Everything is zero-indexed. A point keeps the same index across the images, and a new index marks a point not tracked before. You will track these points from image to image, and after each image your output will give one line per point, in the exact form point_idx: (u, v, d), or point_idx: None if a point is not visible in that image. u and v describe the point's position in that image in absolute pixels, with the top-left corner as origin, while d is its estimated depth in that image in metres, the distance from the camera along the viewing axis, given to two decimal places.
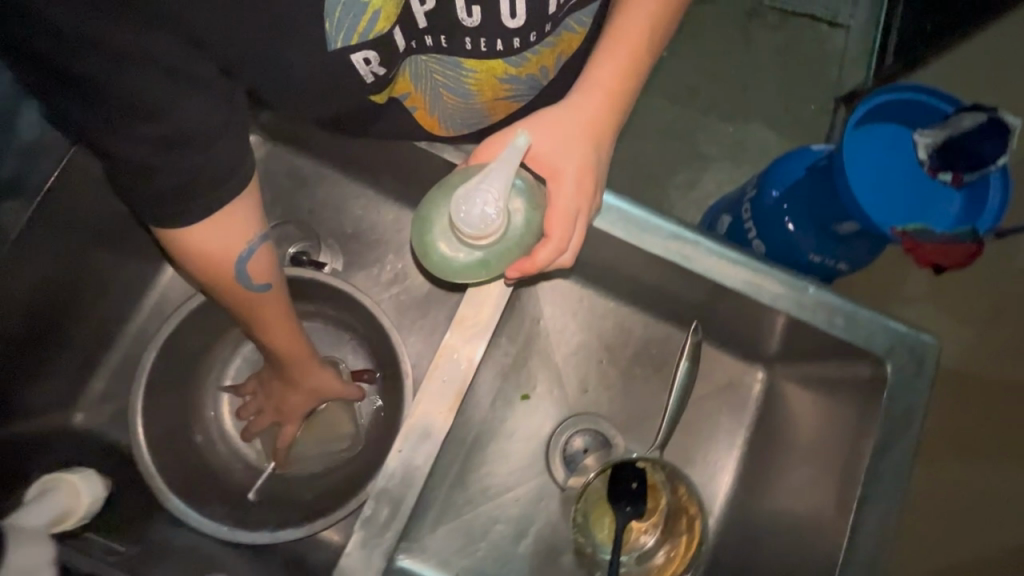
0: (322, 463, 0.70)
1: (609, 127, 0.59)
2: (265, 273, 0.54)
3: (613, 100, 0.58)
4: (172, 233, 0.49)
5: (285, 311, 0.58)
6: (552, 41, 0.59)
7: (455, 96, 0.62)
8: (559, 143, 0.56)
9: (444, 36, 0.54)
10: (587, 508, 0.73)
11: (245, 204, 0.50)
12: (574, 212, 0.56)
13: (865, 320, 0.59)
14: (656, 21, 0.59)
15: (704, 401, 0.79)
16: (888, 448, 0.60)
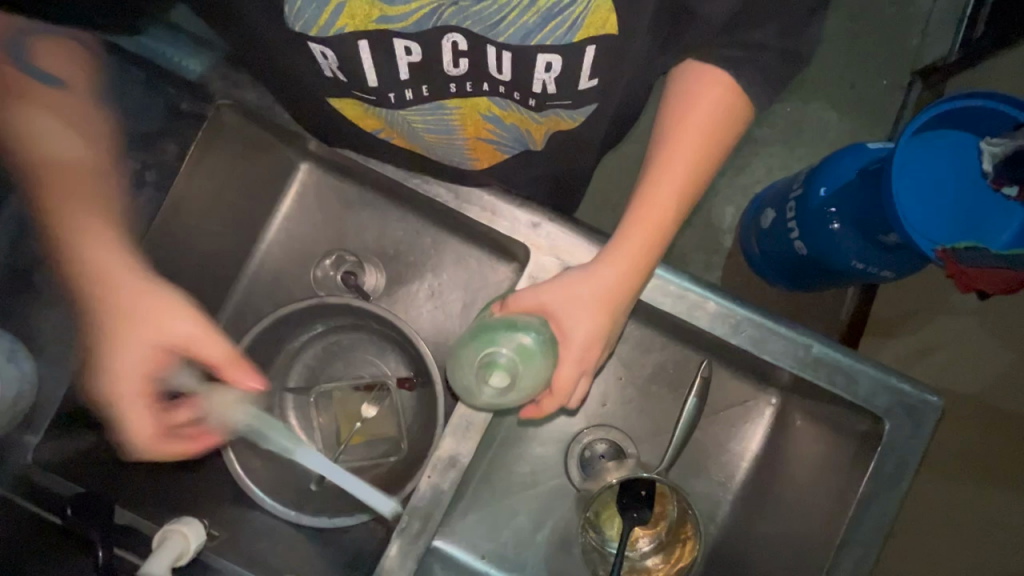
0: (370, 459, 0.83)
1: (632, 286, 0.64)
2: (75, 115, 0.63)
3: (644, 262, 0.64)
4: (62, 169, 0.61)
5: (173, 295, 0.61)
6: (535, 112, 0.67)
7: (435, 131, 0.70)
8: (579, 312, 0.64)
9: (427, 83, 0.62)
10: (598, 509, 0.81)
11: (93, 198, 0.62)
12: (579, 375, 0.66)
13: (864, 381, 0.65)
14: (700, 172, 0.64)
15: (717, 421, 0.84)
16: (879, 495, 0.65)
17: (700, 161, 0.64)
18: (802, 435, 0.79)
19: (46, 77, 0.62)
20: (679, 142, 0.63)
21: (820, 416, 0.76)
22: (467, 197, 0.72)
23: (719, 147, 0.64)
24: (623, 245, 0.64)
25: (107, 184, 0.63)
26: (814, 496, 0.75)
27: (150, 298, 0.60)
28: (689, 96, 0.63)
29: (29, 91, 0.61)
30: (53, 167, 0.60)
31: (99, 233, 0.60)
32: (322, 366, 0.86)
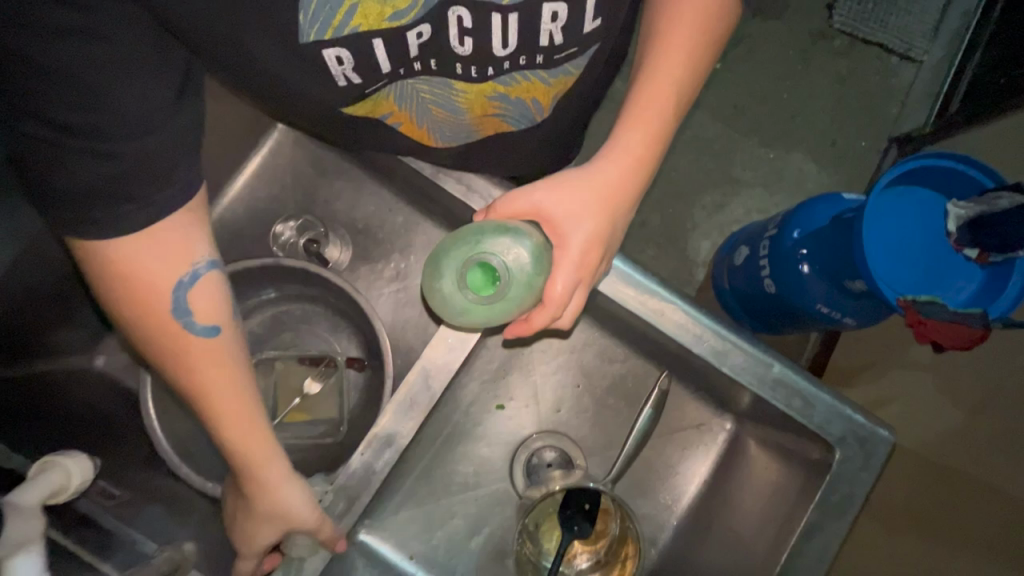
0: (302, 442, 0.77)
1: (630, 186, 0.64)
2: (210, 313, 0.55)
3: (642, 160, 0.63)
4: (99, 244, 0.50)
5: (234, 365, 0.56)
6: (545, 72, 0.62)
7: (444, 111, 0.66)
8: (575, 212, 0.61)
9: (436, 60, 0.58)
10: (538, 519, 0.77)
11: (172, 231, 0.52)
12: (574, 282, 0.62)
13: (820, 407, 0.64)
14: (693, 65, 0.63)
15: (670, 440, 0.82)
16: (823, 527, 0.64)
17: (694, 50, 0.62)
18: (754, 463, 0.77)
19: (205, 329, 0.54)
20: (671, 33, 0.62)
21: (773, 443, 0.74)
22: (446, 174, 0.71)
23: (711, 36, 0.63)
24: (621, 143, 0.63)
25: (245, 362, 0.58)
26: (759, 526, 0.73)
27: (262, 456, 0.57)
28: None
29: (162, 239, 0.52)
30: (206, 364, 0.54)
31: (250, 421, 0.57)
32: (269, 334, 0.81)
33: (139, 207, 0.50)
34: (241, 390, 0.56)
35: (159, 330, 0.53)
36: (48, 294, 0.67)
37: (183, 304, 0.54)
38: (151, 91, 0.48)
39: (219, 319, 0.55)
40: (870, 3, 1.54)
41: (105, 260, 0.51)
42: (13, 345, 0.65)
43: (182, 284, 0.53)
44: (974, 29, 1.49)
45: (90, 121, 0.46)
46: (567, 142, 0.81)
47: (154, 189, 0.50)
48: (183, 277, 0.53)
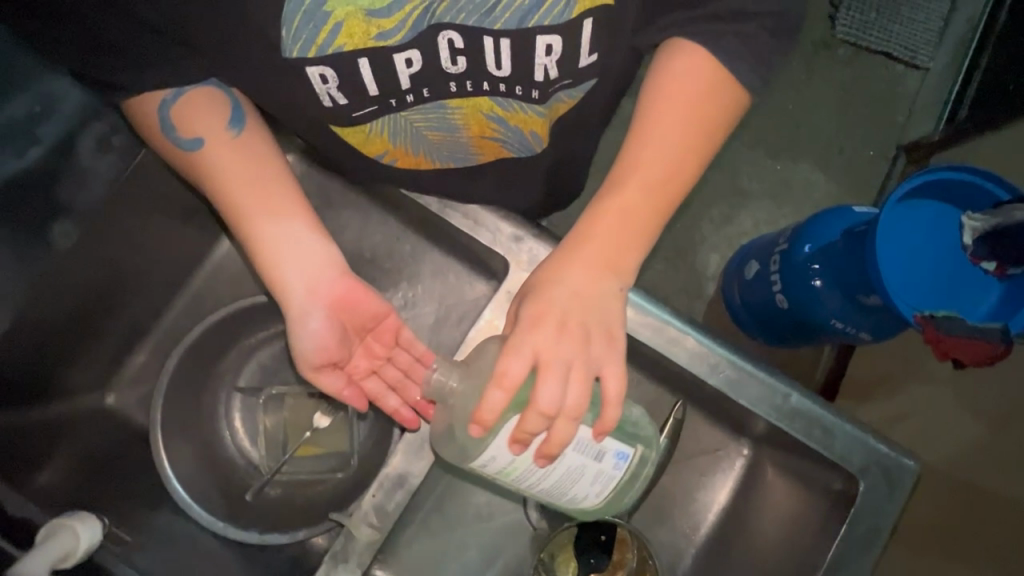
0: (313, 476, 0.76)
1: (620, 241, 0.58)
2: (244, 156, 0.60)
3: (628, 214, 0.58)
4: (141, 100, 0.57)
5: (263, 172, 0.60)
6: (541, 106, 0.62)
7: (440, 132, 0.65)
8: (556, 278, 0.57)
9: (429, 87, 0.58)
10: (554, 550, 0.75)
11: (205, 105, 0.59)
12: (564, 368, 0.53)
13: (840, 435, 0.63)
14: (689, 155, 0.59)
15: (688, 465, 0.79)
16: (850, 559, 0.62)
17: (688, 140, 0.59)
18: (773, 489, 0.75)
19: (193, 141, 0.59)
20: (663, 119, 0.58)
21: (792, 469, 0.72)
22: (452, 205, 0.70)
23: (709, 126, 0.59)
24: (605, 236, 0.58)
25: (280, 173, 0.61)
26: (782, 556, 0.71)
27: (275, 195, 0.61)
28: (671, 69, 0.58)
29: (196, 109, 0.59)
30: (235, 179, 0.60)
31: (275, 268, 0.61)
32: (276, 370, 0.79)
33: (172, 95, 0.58)
34: (250, 147, 0.60)
35: (197, 164, 0.60)
36: (60, 336, 0.66)
37: (213, 143, 0.60)
38: (161, 54, 0.56)
39: (249, 132, 0.61)
40: (872, 12, 1.52)
41: (149, 125, 0.59)
42: (23, 391, 0.65)
43: (166, 101, 0.58)
44: (979, 38, 1.48)
45: (109, 60, 0.55)
46: (573, 166, 0.80)
47: (148, 96, 0.58)
48: (167, 95, 0.58)
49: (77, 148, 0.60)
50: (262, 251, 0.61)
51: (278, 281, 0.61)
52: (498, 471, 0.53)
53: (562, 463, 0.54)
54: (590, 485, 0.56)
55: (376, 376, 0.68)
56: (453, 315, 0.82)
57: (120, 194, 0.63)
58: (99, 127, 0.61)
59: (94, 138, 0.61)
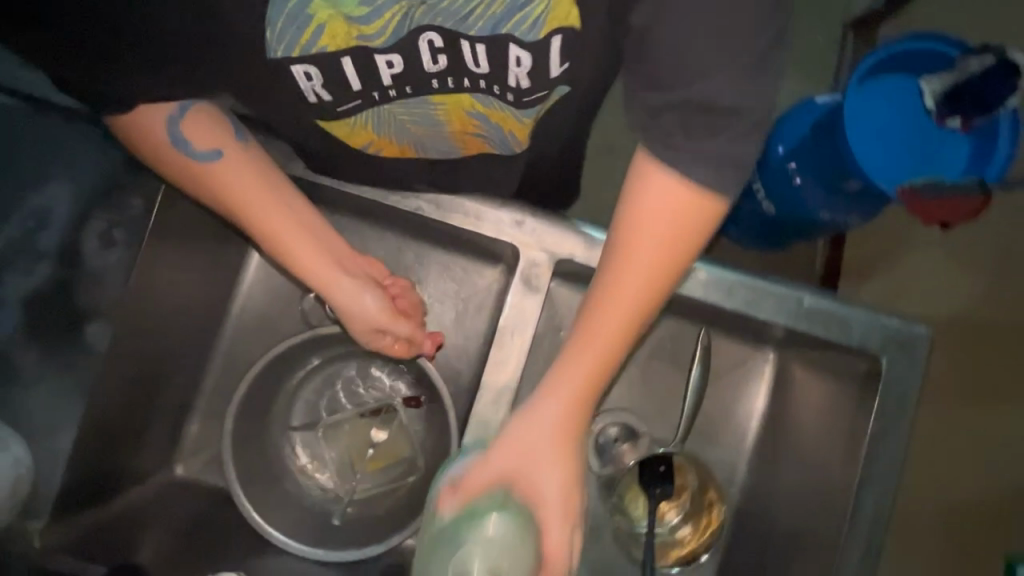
0: (387, 485, 0.81)
1: (598, 384, 0.54)
2: (253, 169, 0.62)
3: (593, 386, 0.53)
4: (136, 115, 0.57)
5: (274, 181, 0.63)
6: (518, 109, 0.63)
7: (422, 124, 0.65)
8: (538, 441, 0.54)
9: (409, 85, 0.58)
10: (622, 491, 0.81)
11: (205, 121, 0.60)
12: (568, 546, 0.55)
13: (856, 323, 0.68)
14: (655, 298, 0.52)
15: (722, 383, 0.84)
16: (887, 428, 0.69)
17: (659, 266, 0.51)
18: (802, 385, 0.80)
19: (208, 155, 0.60)
20: (629, 253, 0.51)
21: (819, 364, 0.77)
22: (445, 204, 0.71)
23: (685, 248, 0.52)
24: (574, 370, 0.53)
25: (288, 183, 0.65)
26: (826, 442, 0.76)
27: (291, 203, 0.64)
28: (639, 200, 0.51)
29: (196, 126, 0.60)
30: (248, 188, 0.62)
31: (315, 263, 0.66)
32: (324, 404, 0.83)
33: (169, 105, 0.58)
34: (251, 158, 0.63)
35: (206, 180, 0.61)
36: (122, 425, 0.68)
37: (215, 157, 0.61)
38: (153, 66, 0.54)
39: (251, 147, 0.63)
40: None
41: (150, 143, 0.59)
42: (100, 487, 0.67)
43: (172, 117, 0.58)
44: None
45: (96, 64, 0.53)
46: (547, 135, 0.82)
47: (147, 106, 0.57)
48: (171, 111, 0.58)
49: (83, 249, 0.61)
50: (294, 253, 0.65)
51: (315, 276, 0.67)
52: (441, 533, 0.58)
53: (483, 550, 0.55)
54: None
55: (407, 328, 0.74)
56: (471, 307, 0.85)
57: (141, 284, 0.63)
58: (99, 223, 0.62)
59: (95, 236, 0.61)
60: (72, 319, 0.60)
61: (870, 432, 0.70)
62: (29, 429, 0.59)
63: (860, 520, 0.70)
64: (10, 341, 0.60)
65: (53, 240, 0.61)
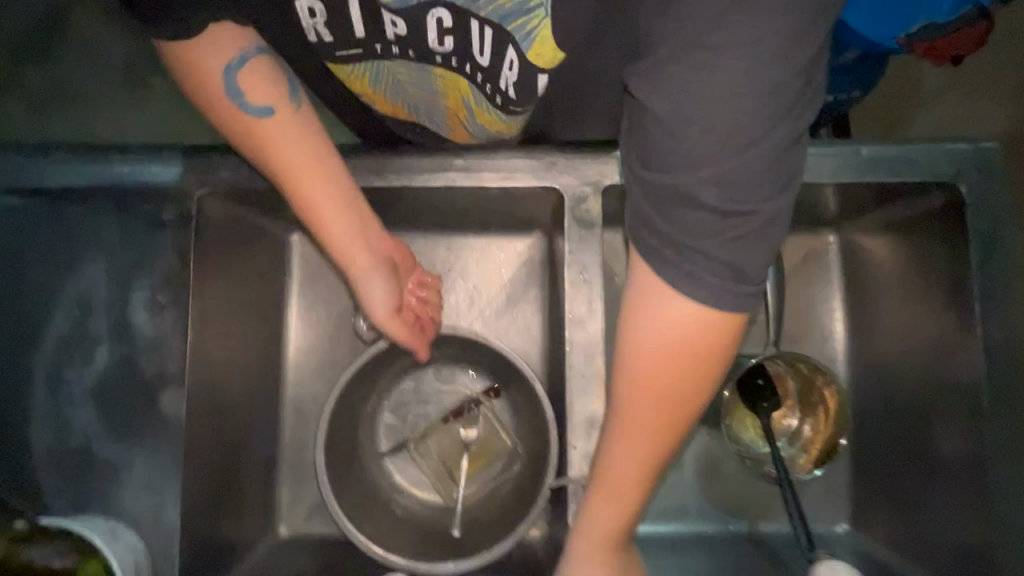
0: (492, 483, 0.78)
1: (643, 486, 0.53)
2: (299, 124, 0.59)
3: (647, 466, 0.51)
4: (191, 46, 0.56)
5: (315, 145, 0.59)
6: (503, 113, 0.64)
7: (421, 90, 0.65)
8: (577, 571, 0.57)
9: (413, 49, 0.58)
10: (730, 417, 0.77)
11: (261, 75, 0.58)
12: None
13: (921, 158, 0.66)
14: (676, 433, 0.50)
15: (794, 278, 0.80)
16: (986, 256, 0.66)
17: (690, 384, 0.47)
18: (872, 253, 0.77)
19: (258, 110, 0.58)
20: (640, 388, 0.47)
21: (888, 223, 0.74)
22: (483, 162, 0.66)
23: (703, 374, 0.47)
24: (604, 510, 0.54)
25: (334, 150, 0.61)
26: (922, 298, 0.72)
27: (330, 168, 0.60)
28: (637, 340, 0.46)
29: (251, 77, 0.58)
30: (286, 149, 0.59)
31: (343, 241, 0.62)
32: (404, 422, 0.80)
33: (221, 47, 0.57)
34: (301, 119, 0.60)
35: (247, 135, 0.59)
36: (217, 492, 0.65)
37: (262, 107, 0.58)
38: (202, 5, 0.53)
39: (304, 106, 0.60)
40: None
41: (202, 83, 0.58)
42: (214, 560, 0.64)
43: (230, 66, 0.57)
44: None
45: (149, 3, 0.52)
46: None
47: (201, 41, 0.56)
48: (230, 61, 0.57)
49: (134, 324, 0.61)
50: (325, 226, 0.61)
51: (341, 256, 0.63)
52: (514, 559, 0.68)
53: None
54: None
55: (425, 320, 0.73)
56: (519, 282, 0.82)
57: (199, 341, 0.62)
58: (142, 296, 0.62)
59: (144, 308, 0.62)
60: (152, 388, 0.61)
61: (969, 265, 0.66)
62: (132, 514, 0.59)
63: (993, 359, 0.65)
64: (92, 435, 0.60)
65: (109, 323, 0.61)
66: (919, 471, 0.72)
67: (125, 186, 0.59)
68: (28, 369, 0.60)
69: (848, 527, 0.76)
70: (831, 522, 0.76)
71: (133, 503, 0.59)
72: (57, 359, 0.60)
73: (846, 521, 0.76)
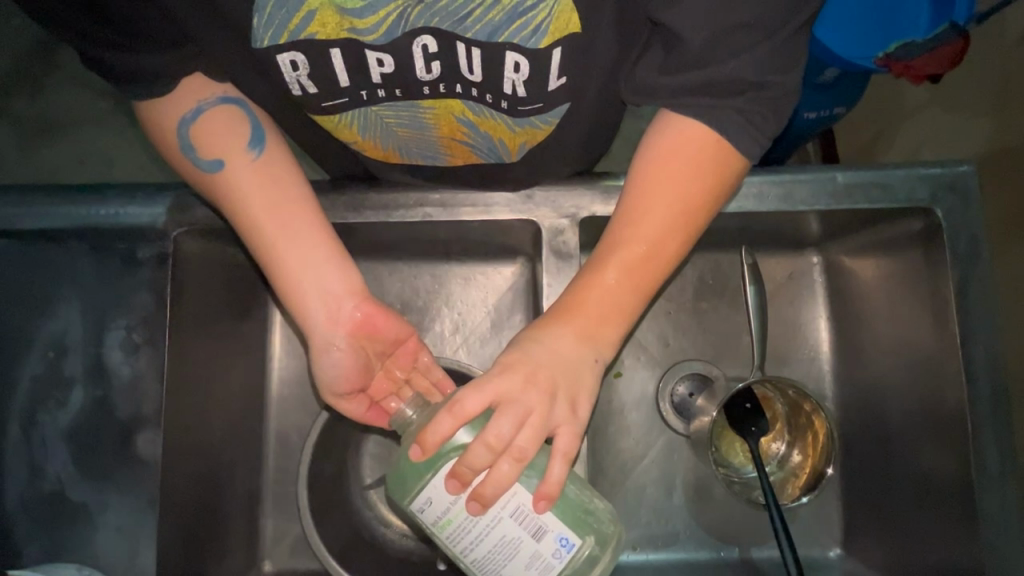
0: None
1: (604, 342, 0.57)
2: (260, 170, 0.60)
3: (610, 319, 0.56)
4: (154, 104, 0.59)
5: (277, 189, 0.59)
6: (510, 119, 0.64)
7: (411, 127, 0.66)
8: (516, 381, 0.54)
9: (401, 87, 0.59)
10: (718, 446, 0.76)
11: (221, 122, 0.60)
12: (493, 454, 0.52)
13: (896, 181, 0.66)
14: (649, 244, 0.56)
15: (779, 298, 0.80)
16: (967, 275, 0.66)
17: (666, 230, 0.56)
18: (854, 275, 0.77)
19: (212, 161, 0.59)
20: (639, 196, 0.56)
21: (869, 244, 0.74)
22: (460, 198, 0.67)
23: (684, 229, 0.56)
24: (561, 344, 0.55)
25: (300, 193, 0.60)
26: (906, 320, 0.72)
27: (290, 210, 0.59)
28: (646, 162, 0.56)
29: (214, 125, 0.60)
30: (243, 192, 0.59)
31: (294, 280, 0.59)
32: (388, 453, 0.79)
33: (181, 95, 0.60)
34: (266, 167, 0.60)
35: (209, 185, 0.60)
36: (196, 530, 0.64)
37: (217, 157, 0.59)
38: (164, 64, 0.57)
39: (268, 151, 0.61)
40: None
41: (165, 139, 0.60)
42: None
43: (186, 120, 0.60)
44: None
45: (115, 61, 0.56)
46: None
47: (166, 97, 0.59)
48: (186, 114, 0.60)
49: (109, 362, 0.60)
50: (282, 268, 0.59)
51: (301, 309, 0.60)
52: (434, 523, 0.53)
53: (492, 527, 0.52)
54: (526, 570, 0.52)
55: (396, 398, 0.65)
56: (503, 308, 0.82)
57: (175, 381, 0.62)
58: (117, 333, 0.61)
59: (118, 346, 0.61)
60: (127, 428, 0.59)
61: (948, 284, 0.67)
62: (105, 560, 0.57)
63: (980, 376, 0.65)
64: (65, 478, 0.58)
65: (84, 361, 0.60)
66: (910, 494, 0.71)
67: (103, 229, 0.60)
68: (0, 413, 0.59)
69: (840, 551, 0.75)
70: (823, 547, 0.75)
71: (106, 548, 0.57)
72: (30, 403, 0.59)
73: (838, 544, 0.75)
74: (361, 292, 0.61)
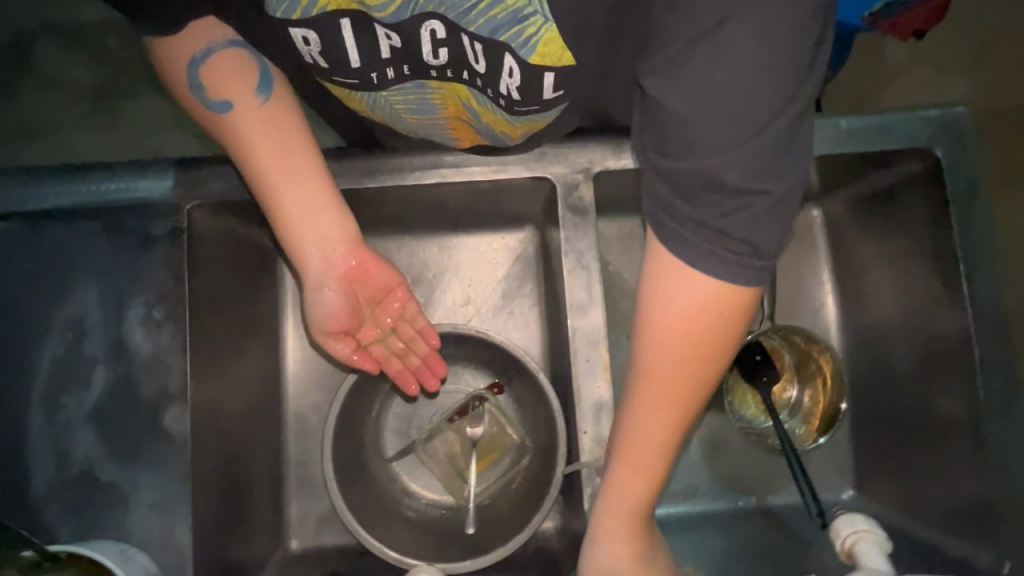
0: (503, 476, 0.77)
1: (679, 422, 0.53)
2: (266, 112, 0.60)
3: (678, 408, 0.53)
4: (164, 42, 0.58)
5: (279, 135, 0.60)
6: (508, 114, 0.62)
7: (420, 109, 0.65)
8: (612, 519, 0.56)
9: (407, 65, 0.58)
10: (730, 395, 0.79)
11: (231, 65, 0.59)
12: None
13: (897, 126, 0.69)
14: (695, 337, 0.50)
15: (784, 250, 0.82)
16: (966, 217, 0.68)
17: (707, 320, 0.49)
18: (853, 226, 0.79)
19: (221, 102, 0.60)
20: (666, 299, 0.49)
21: (867, 194, 0.76)
22: (473, 158, 0.69)
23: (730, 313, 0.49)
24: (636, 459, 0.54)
25: (303, 139, 0.61)
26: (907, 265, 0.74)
27: (291, 156, 0.60)
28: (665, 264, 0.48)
29: (222, 66, 0.59)
30: (245, 133, 0.60)
31: (292, 220, 0.61)
32: (408, 425, 0.79)
33: (193, 35, 0.58)
34: (271, 112, 0.60)
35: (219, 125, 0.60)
36: (225, 509, 0.64)
37: (225, 97, 0.60)
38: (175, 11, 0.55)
39: (277, 97, 0.61)
40: None
41: (174, 76, 0.60)
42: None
43: (196, 60, 0.59)
44: None
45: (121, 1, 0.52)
46: None
47: (178, 34, 0.57)
48: (197, 54, 0.58)
49: (129, 342, 0.60)
50: (283, 212, 0.61)
51: (298, 251, 0.62)
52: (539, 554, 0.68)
53: None
54: None
55: (384, 343, 0.70)
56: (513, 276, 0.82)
57: (198, 359, 0.61)
58: (135, 312, 0.60)
59: (138, 325, 0.60)
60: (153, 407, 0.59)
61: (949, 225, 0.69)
62: (138, 538, 0.57)
63: (983, 314, 0.68)
64: (93, 459, 0.58)
65: (104, 342, 0.59)
66: (918, 434, 0.74)
67: (109, 202, 0.61)
68: (20, 398, 0.58)
69: (854, 492, 0.77)
70: (836, 489, 0.78)
71: (139, 527, 0.57)
72: (51, 385, 0.58)
73: (851, 487, 0.78)
74: (356, 240, 0.63)
